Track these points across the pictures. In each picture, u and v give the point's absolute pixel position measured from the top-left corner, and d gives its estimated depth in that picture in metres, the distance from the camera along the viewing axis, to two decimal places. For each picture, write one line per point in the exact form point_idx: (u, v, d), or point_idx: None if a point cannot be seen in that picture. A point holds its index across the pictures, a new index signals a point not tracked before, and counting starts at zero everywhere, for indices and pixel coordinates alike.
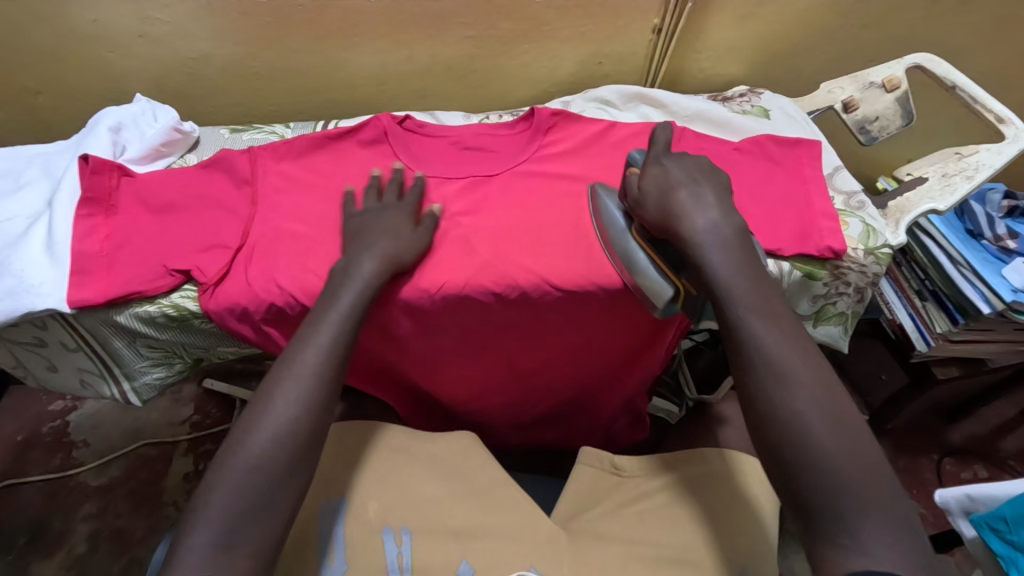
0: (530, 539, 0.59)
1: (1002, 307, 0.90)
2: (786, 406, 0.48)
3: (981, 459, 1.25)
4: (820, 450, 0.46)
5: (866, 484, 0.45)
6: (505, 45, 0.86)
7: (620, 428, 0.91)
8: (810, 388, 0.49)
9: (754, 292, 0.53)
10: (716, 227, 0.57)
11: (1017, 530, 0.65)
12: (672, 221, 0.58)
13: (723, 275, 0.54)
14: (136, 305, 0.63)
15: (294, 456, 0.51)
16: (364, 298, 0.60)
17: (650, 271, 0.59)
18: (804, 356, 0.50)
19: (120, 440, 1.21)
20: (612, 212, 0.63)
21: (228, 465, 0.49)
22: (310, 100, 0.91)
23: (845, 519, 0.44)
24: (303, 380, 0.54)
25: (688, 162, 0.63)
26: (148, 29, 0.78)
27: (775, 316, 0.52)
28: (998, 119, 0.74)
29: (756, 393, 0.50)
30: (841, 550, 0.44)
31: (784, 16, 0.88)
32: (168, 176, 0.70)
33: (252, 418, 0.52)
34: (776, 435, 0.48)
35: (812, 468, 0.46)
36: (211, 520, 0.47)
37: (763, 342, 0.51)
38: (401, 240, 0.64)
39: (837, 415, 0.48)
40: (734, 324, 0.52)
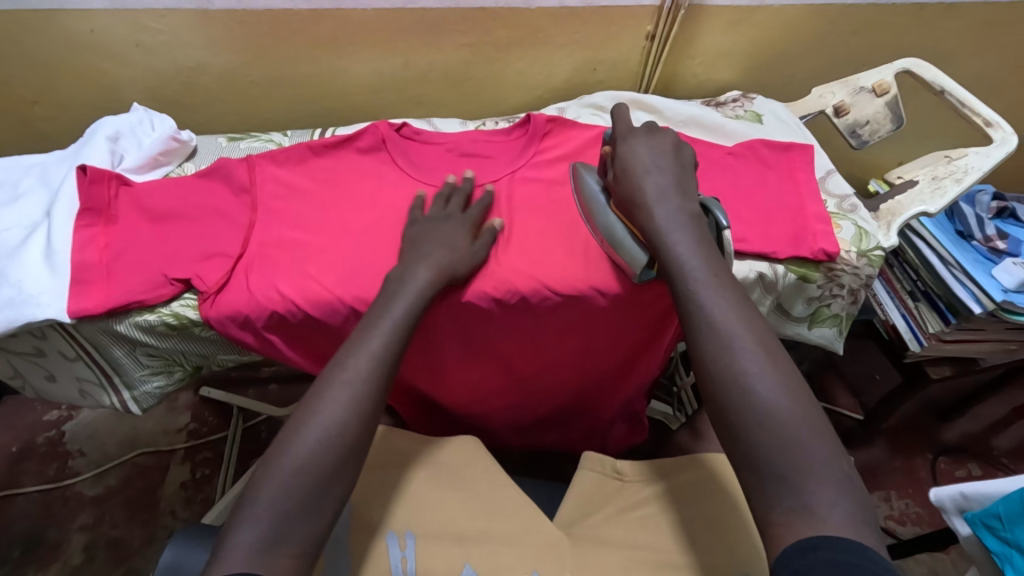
0: (532, 543, 0.60)
1: (992, 307, 0.91)
2: (730, 367, 0.49)
3: (975, 458, 1.26)
4: (760, 409, 0.46)
5: (813, 451, 0.44)
6: (500, 52, 0.87)
7: (620, 433, 0.91)
8: (752, 352, 0.49)
9: (706, 267, 0.55)
10: (674, 209, 0.59)
11: (1012, 527, 0.65)
12: (635, 204, 0.60)
13: (681, 252, 0.56)
14: (136, 314, 0.63)
15: (341, 460, 0.51)
16: (415, 307, 0.60)
17: (627, 242, 0.62)
18: (750, 323, 0.51)
19: (116, 449, 1.20)
20: (592, 187, 0.65)
21: (279, 465, 0.49)
22: (306, 108, 0.91)
23: (785, 479, 0.44)
24: (353, 385, 0.54)
25: (656, 140, 0.65)
26: (144, 38, 0.78)
27: (728, 289, 0.53)
28: (986, 122, 0.76)
29: (703, 359, 0.51)
30: (792, 514, 0.43)
31: (775, 22, 0.89)
32: (167, 186, 0.70)
33: (300, 420, 0.52)
34: (724, 402, 0.48)
35: (755, 430, 0.46)
36: (256, 519, 0.46)
37: (711, 308, 0.52)
38: (457, 253, 0.64)
39: (782, 379, 0.48)
40: (683, 296, 0.54)
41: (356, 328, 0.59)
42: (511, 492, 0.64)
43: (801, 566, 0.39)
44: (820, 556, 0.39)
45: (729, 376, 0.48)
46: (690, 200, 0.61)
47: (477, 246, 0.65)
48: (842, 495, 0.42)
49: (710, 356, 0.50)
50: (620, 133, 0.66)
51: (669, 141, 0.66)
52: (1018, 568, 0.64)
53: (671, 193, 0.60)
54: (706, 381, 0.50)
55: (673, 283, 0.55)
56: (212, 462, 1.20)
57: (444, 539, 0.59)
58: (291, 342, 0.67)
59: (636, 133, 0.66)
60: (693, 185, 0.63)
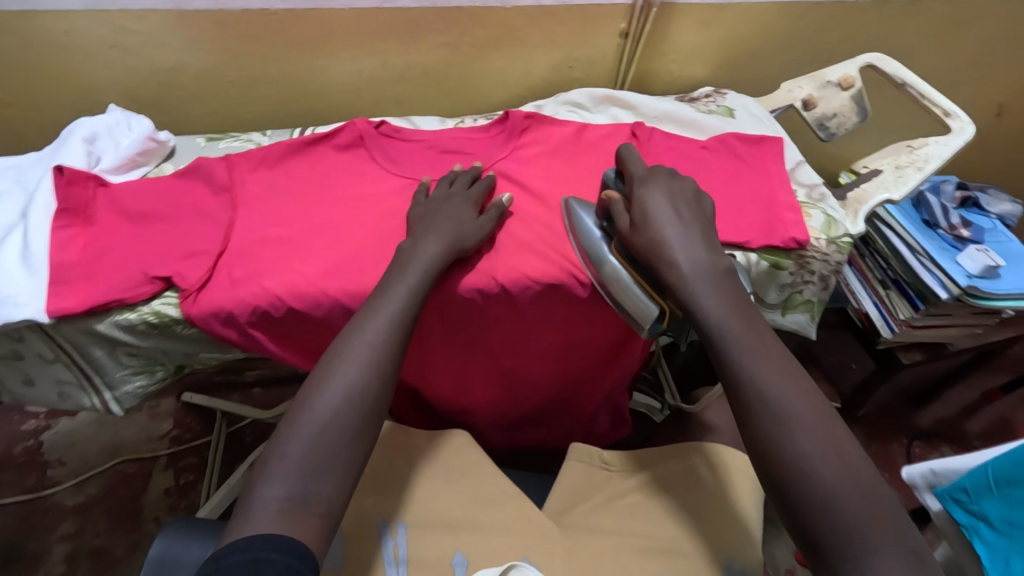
0: (522, 533, 0.61)
1: (958, 292, 0.94)
2: (791, 449, 0.49)
3: (949, 441, 1.30)
4: (824, 491, 0.47)
5: (876, 525, 0.45)
6: (478, 51, 0.88)
7: (602, 428, 0.93)
8: (806, 423, 0.50)
9: (749, 333, 0.55)
10: (704, 268, 0.59)
11: (979, 499, 0.68)
12: (659, 257, 0.60)
13: (719, 320, 0.56)
14: (115, 313, 0.63)
15: (363, 417, 0.53)
16: (425, 279, 0.62)
17: (634, 291, 0.62)
18: (798, 391, 0.52)
19: (97, 457, 1.18)
20: (592, 234, 0.65)
21: (303, 420, 0.51)
22: (285, 108, 0.91)
23: (855, 560, 0.44)
24: (373, 347, 0.56)
25: (676, 191, 0.65)
26: (120, 39, 0.78)
27: (773, 355, 0.54)
28: (945, 113, 0.79)
29: (758, 434, 0.51)
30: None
31: (745, 20, 0.92)
32: (145, 185, 0.70)
33: (321, 378, 0.54)
34: (786, 474, 0.49)
35: (821, 512, 0.46)
36: (286, 473, 0.48)
37: (756, 379, 0.52)
38: (464, 225, 0.66)
39: (835, 450, 0.48)
40: (731, 368, 0.54)
41: (368, 297, 0.61)
42: (500, 481, 0.65)
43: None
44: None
45: (787, 452, 0.49)
46: (718, 253, 0.62)
47: (483, 221, 0.68)
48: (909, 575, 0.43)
49: (767, 434, 0.50)
50: (636, 178, 0.66)
51: (689, 190, 0.66)
52: (985, 540, 0.67)
53: (699, 248, 0.60)
54: (765, 451, 0.50)
55: (715, 351, 0.55)
56: (195, 468, 1.19)
57: (435, 528, 0.60)
58: (278, 339, 0.67)
59: (654, 182, 0.65)
60: (715, 235, 0.64)
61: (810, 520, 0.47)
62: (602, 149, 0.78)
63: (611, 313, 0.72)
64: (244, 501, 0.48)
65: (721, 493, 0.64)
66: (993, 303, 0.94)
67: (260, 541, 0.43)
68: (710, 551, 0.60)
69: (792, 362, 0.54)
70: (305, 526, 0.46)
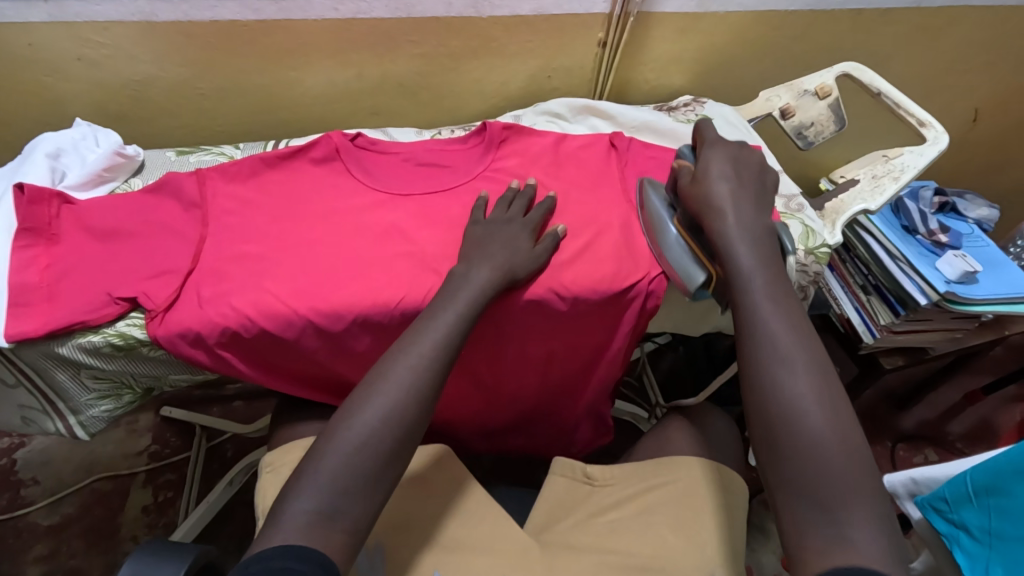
0: (502, 549, 0.60)
1: (937, 298, 0.94)
2: (790, 392, 0.52)
3: (932, 443, 1.31)
4: (810, 439, 0.49)
5: (854, 486, 0.47)
6: (455, 61, 0.87)
7: (584, 436, 0.89)
8: (808, 374, 0.52)
9: (772, 289, 0.58)
10: (750, 226, 0.63)
11: (958, 509, 0.68)
12: (709, 209, 0.64)
13: (746, 266, 0.60)
14: (78, 336, 0.61)
15: (398, 439, 0.52)
16: (475, 306, 0.60)
17: (686, 256, 0.66)
18: (807, 344, 0.55)
19: (73, 476, 1.16)
20: (658, 206, 0.69)
21: (341, 438, 0.51)
22: (259, 120, 0.90)
23: (825, 505, 0.47)
24: (415, 372, 0.55)
25: (742, 162, 0.69)
26: (86, 52, 0.76)
27: (792, 310, 0.57)
28: (919, 122, 0.79)
29: (757, 375, 0.54)
30: (827, 545, 0.46)
31: (722, 29, 0.92)
32: (112, 202, 0.68)
33: (364, 396, 0.53)
34: (774, 415, 0.51)
35: (807, 459, 0.49)
36: (317, 487, 0.48)
37: (767, 320, 0.56)
38: (518, 255, 0.66)
39: (830, 407, 0.51)
40: (747, 311, 0.57)
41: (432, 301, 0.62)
42: (480, 496, 0.65)
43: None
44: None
45: (782, 395, 0.52)
46: (763, 225, 0.64)
47: (538, 251, 0.67)
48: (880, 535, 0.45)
49: (766, 374, 0.53)
50: (708, 142, 0.71)
51: (754, 162, 0.70)
52: (964, 549, 0.67)
53: (746, 214, 0.64)
54: (757, 384, 0.53)
55: (738, 299, 0.59)
56: (175, 484, 1.17)
57: (413, 550, 0.60)
58: (248, 358, 0.66)
59: (723, 153, 0.69)
60: (768, 213, 0.67)
61: (789, 463, 0.49)
62: (581, 161, 0.77)
63: (588, 322, 0.71)
64: (276, 511, 0.48)
65: (704, 508, 0.63)
66: (970, 309, 0.95)
67: (281, 553, 0.43)
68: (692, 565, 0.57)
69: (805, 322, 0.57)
70: (330, 543, 0.46)
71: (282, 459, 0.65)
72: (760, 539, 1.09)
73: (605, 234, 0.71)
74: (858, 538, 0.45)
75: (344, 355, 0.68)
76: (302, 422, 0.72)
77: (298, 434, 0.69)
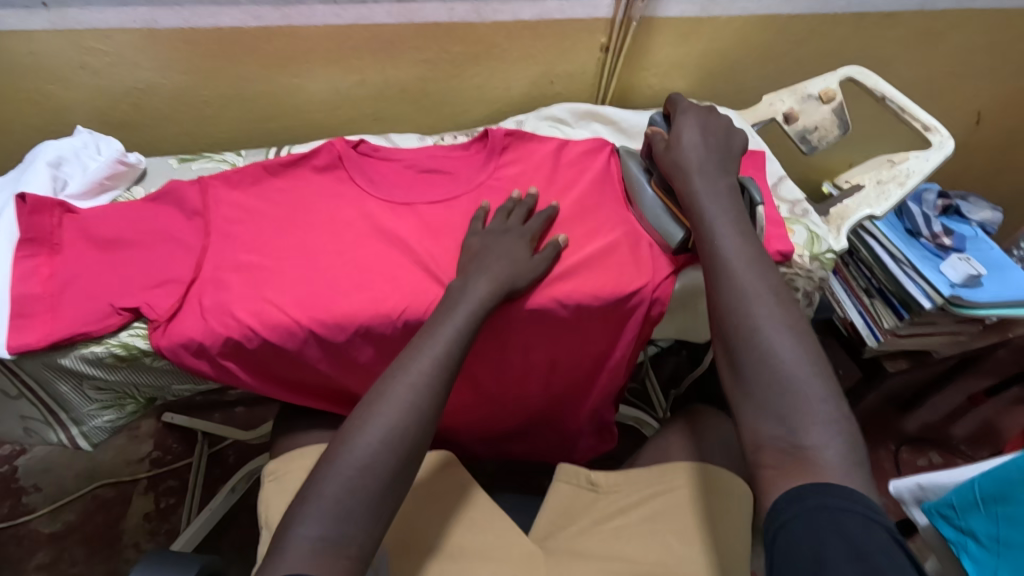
0: (507, 558, 0.59)
1: (942, 302, 0.94)
2: (747, 317, 0.54)
3: (936, 446, 1.33)
4: (767, 354, 0.51)
5: (811, 397, 0.49)
6: (457, 67, 0.87)
7: (588, 443, 0.88)
8: (764, 299, 0.55)
9: (733, 228, 0.61)
10: (714, 179, 0.65)
11: (966, 516, 0.68)
12: (678, 171, 0.67)
13: (709, 214, 0.63)
14: (81, 347, 0.60)
15: (400, 460, 0.52)
16: (475, 320, 0.60)
17: (663, 216, 0.70)
18: (764, 275, 0.57)
19: (74, 483, 1.15)
20: (634, 170, 0.74)
21: (341, 461, 0.50)
22: (261, 128, 0.89)
23: (781, 415, 0.49)
24: (416, 390, 0.54)
25: (710, 123, 0.71)
26: (88, 60, 0.76)
27: (751, 247, 0.60)
28: (925, 127, 0.79)
29: (718, 307, 0.56)
30: (785, 454, 0.47)
31: (725, 33, 0.92)
32: (115, 211, 0.68)
33: (364, 416, 0.53)
34: (734, 337, 0.54)
35: (765, 375, 0.51)
36: (322, 514, 0.48)
37: (725, 253, 0.59)
38: (518, 265, 0.65)
39: (787, 326, 0.53)
40: (709, 249, 0.60)
41: (433, 314, 0.62)
42: (481, 502, 0.64)
43: (788, 518, 0.44)
44: (810, 503, 0.43)
45: (742, 319, 0.54)
46: (728, 175, 0.67)
47: (536, 260, 0.66)
48: (833, 437, 0.47)
49: (727, 302, 0.56)
50: (678, 108, 0.73)
51: (722, 124, 0.71)
52: (973, 557, 0.66)
53: (710, 165, 0.66)
54: (718, 312, 0.56)
55: (701, 241, 0.62)
56: (176, 491, 1.16)
57: (421, 560, 0.59)
58: (252, 368, 0.65)
59: (693, 111, 0.72)
60: (735, 165, 0.69)
61: (749, 381, 0.51)
62: (586, 168, 0.77)
63: (590, 330, 0.71)
64: (280, 538, 0.48)
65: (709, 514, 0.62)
66: (976, 312, 0.94)
67: None
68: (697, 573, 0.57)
69: (764, 255, 0.60)
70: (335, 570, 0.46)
71: (286, 468, 0.65)
72: None
73: (609, 242, 0.70)
74: (815, 445, 0.47)
75: (348, 366, 0.67)
76: (305, 431, 0.71)
77: (301, 443, 0.69)
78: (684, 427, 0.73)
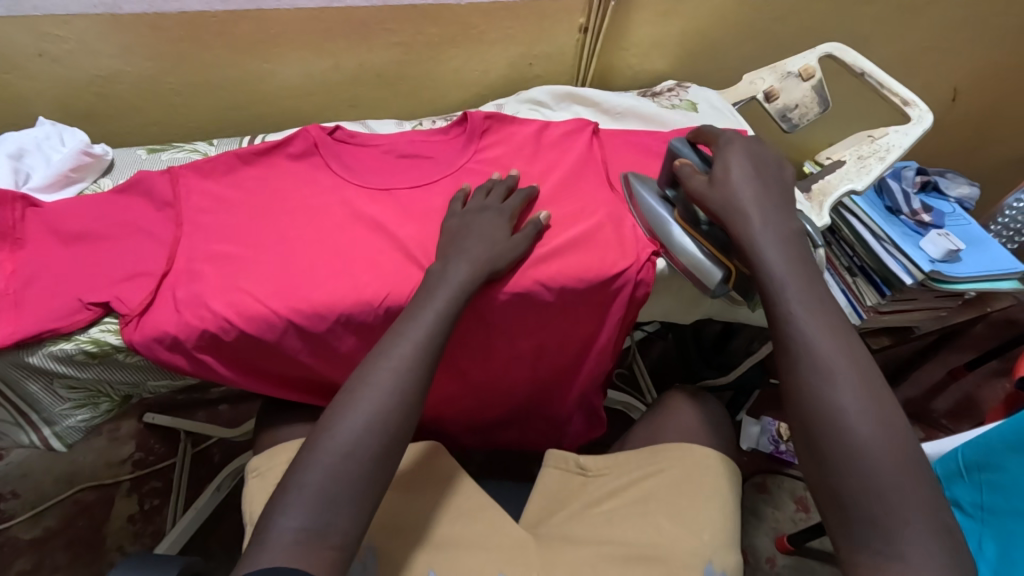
0: (497, 545, 0.59)
1: (923, 277, 0.95)
2: (831, 403, 0.49)
3: (915, 419, 1.31)
4: (859, 449, 0.46)
5: (908, 500, 0.44)
6: (434, 50, 0.85)
7: (578, 429, 0.86)
8: (849, 381, 0.49)
9: (808, 292, 0.54)
10: (776, 228, 0.58)
11: (950, 486, 0.69)
12: (733, 215, 0.59)
13: (776, 272, 0.55)
14: (49, 344, 0.58)
15: (384, 446, 0.51)
16: (456, 302, 0.59)
17: (697, 255, 0.64)
18: (847, 350, 0.51)
19: (54, 487, 1.12)
20: (654, 206, 0.68)
21: (322, 449, 0.49)
22: (233, 116, 0.87)
23: (876, 521, 0.45)
24: (398, 375, 0.53)
25: (756, 158, 0.63)
26: (47, 47, 0.73)
27: (829, 313, 0.53)
28: (903, 102, 0.79)
29: (797, 387, 0.51)
30: (877, 556, 0.44)
31: (703, 12, 0.91)
32: (81, 204, 0.66)
33: (343, 404, 0.51)
34: (818, 425, 0.49)
35: (856, 475, 0.46)
36: (305, 503, 0.47)
37: (803, 326, 0.52)
38: (498, 246, 0.64)
39: (879, 415, 0.48)
40: (784, 320, 0.53)
41: (413, 297, 0.60)
42: (468, 490, 0.64)
43: None
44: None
45: (827, 408, 0.49)
46: (789, 218, 0.60)
47: (516, 240, 0.65)
48: (935, 542, 0.43)
49: (809, 385, 0.50)
50: (721, 140, 0.65)
51: (769, 158, 0.64)
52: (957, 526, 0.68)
53: (769, 208, 0.59)
54: (798, 394, 0.50)
55: (772, 307, 0.55)
56: (161, 491, 1.14)
57: (411, 549, 0.58)
58: (231, 361, 0.63)
59: (740, 142, 0.64)
60: (792, 204, 0.62)
61: (837, 478, 0.47)
62: (566, 149, 0.76)
63: (576, 311, 0.70)
64: (261, 529, 0.47)
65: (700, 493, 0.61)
66: (955, 287, 0.96)
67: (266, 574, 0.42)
68: (692, 554, 0.57)
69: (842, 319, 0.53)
70: (321, 560, 0.45)
71: (269, 463, 0.63)
72: (754, 523, 1.13)
73: (593, 224, 0.69)
74: (914, 548, 0.43)
75: (328, 356, 0.65)
76: (289, 425, 0.69)
77: (284, 438, 0.67)
78: (674, 408, 0.73)
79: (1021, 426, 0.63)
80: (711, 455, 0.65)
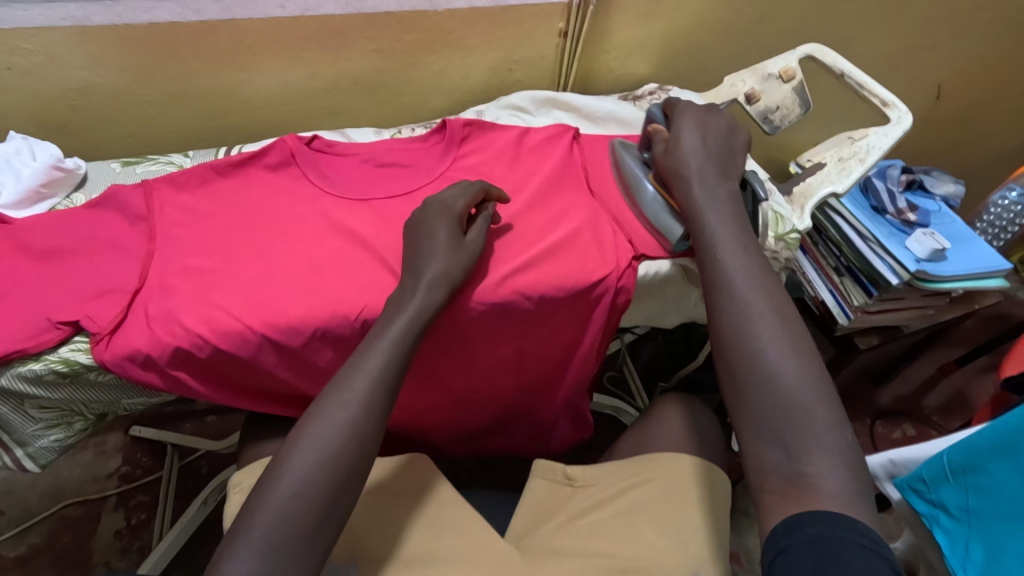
0: (481, 562, 0.58)
1: (908, 277, 0.94)
2: (747, 334, 0.49)
3: (908, 417, 1.32)
4: (770, 377, 0.47)
5: (816, 424, 0.45)
6: (412, 57, 0.85)
7: (564, 434, 0.86)
8: (768, 317, 0.50)
9: (734, 240, 0.56)
10: (713, 184, 0.61)
11: (937, 488, 0.68)
12: (678, 175, 0.62)
13: (709, 222, 0.58)
14: (18, 365, 0.57)
15: (339, 486, 0.49)
16: (415, 328, 0.57)
17: (662, 213, 0.69)
18: (767, 290, 0.52)
19: (39, 504, 1.11)
20: (632, 166, 0.73)
21: (273, 489, 0.48)
22: (211, 127, 0.86)
23: (785, 447, 0.45)
24: (350, 409, 0.52)
25: (708, 122, 0.66)
26: (17, 61, 0.72)
27: (755, 260, 0.54)
28: (883, 103, 0.79)
29: (719, 322, 0.51)
30: (786, 482, 0.44)
31: (683, 14, 0.91)
32: (52, 219, 0.65)
33: (295, 441, 0.50)
34: (733, 361, 0.49)
35: (766, 400, 0.46)
36: (251, 549, 0.45)
37: (728, 269, 0.54)
38: (436, 253, 0.60)
39: (792, 349, 0.48)
40: (710, 264, 0.55)
41: (382, 313, 0.59)
42: (451, 505, 0.63)
43: (783, 547, 0.41)
44: (810, 532, 0.41)
45: (744, 339, 0.49)
46: (728, 180, 0.62)
47: (467, 242, 0.63)
48: (841, 468, 0.43)
49: (726, 321, 0.51)
50: (677, 107, 0.68)
51: (721, 122, 0.67)
52: (944, 529, 0.67)
53: (710, 168, 0.62)
54: (716, 332, 0.51)
55: (702, 254, 0.57)
56: (148, 505, 1.13)
57: (382, 562, 0.57)
58: (205, 376, 0.62)
59: (691, 110, 0.67)
60: (736, 167, 0.64)
61: (748, 405, 0.47)
62: (547, 155, 0.76)
63: (556, 319, 0.70)
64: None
65: (687, 502, 0.61)
66: (941, 286, 0.96)
67: None
68: (678, 564, 0.56)
69: (770, 272, 0.54)
70: None
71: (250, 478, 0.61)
72: (747, 524, 1.13)
73: (573, 229, 0.69)
74: (820, 472, 0.43)
75: (303, 368, 0.64)
76: (268, 438, 0.68)
77: (263, 452, 0.66)
78: (659, 416, 0.72)
79: (1005, 429, 0.64)
80: (699, 465, 0.64)
